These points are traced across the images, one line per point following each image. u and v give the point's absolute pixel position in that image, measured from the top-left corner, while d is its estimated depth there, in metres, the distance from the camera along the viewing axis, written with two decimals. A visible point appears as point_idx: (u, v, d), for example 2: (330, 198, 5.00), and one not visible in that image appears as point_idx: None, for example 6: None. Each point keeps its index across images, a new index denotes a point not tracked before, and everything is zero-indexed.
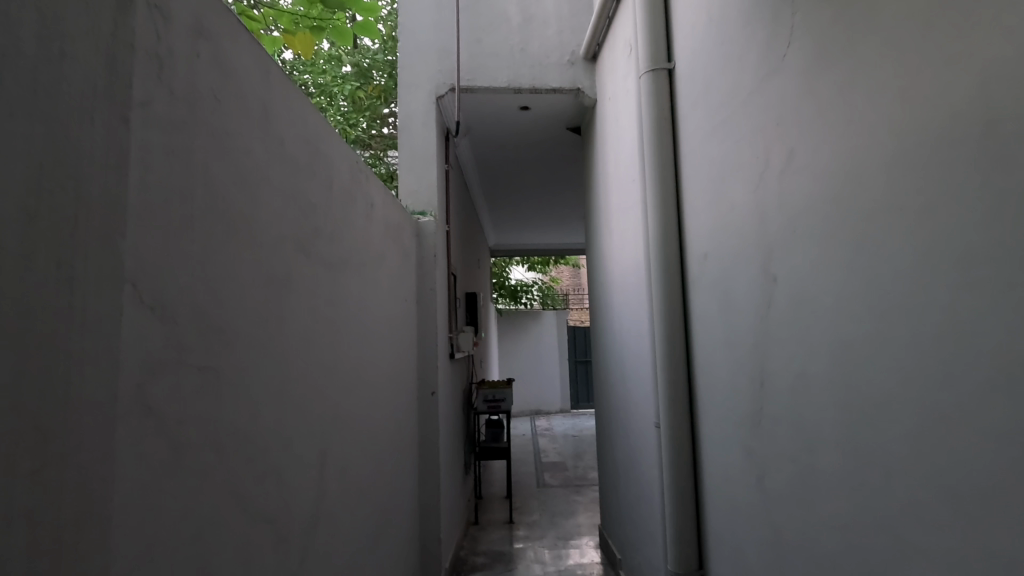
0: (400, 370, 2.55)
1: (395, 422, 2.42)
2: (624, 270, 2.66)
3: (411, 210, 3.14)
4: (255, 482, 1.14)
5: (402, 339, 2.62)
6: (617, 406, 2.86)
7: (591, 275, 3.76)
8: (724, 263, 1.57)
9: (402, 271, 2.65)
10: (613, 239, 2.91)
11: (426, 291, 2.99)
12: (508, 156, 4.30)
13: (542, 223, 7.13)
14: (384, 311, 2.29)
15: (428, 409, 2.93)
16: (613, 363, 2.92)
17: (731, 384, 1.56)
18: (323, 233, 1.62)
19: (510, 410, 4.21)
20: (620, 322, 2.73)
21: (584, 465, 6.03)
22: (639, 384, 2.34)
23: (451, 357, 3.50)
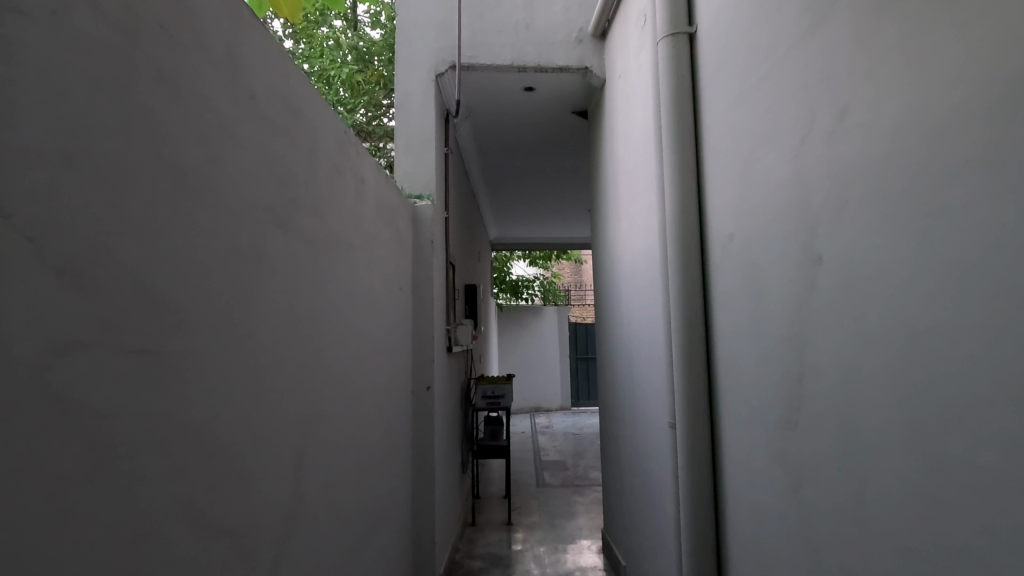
0: (393, 362, 2.39)
1: (387, 419, 2.26)
2: (635, 258, 2.49)
3: (408, 193, 2.97)
4: (213, 484, 0.99)
5: (396, 330, 2.46)
6: (624, 403, 2.69)
7: (597, 267, 3.60)
8: (753, 245, 1.41)
9: (396, 256, 2.49)
10: (622, 226, 2.74)
11: (423, 279, 2.82)
12: (510, 141, 4.12)
13: (545, 215, 6.95)
14: (376, 297, 2.12)
15: (423, 405, 2.77)
16: (621, 358, 2.76)
17: (758, 379, 1.40)
18: (306, 205, 1.45)
19: (510, 406, 4.05)
20: (629, 315, 2.56)
21: (584, 465, 5.88)
22: (650, 379, 2.18)
23: (448, 351, 3.33)
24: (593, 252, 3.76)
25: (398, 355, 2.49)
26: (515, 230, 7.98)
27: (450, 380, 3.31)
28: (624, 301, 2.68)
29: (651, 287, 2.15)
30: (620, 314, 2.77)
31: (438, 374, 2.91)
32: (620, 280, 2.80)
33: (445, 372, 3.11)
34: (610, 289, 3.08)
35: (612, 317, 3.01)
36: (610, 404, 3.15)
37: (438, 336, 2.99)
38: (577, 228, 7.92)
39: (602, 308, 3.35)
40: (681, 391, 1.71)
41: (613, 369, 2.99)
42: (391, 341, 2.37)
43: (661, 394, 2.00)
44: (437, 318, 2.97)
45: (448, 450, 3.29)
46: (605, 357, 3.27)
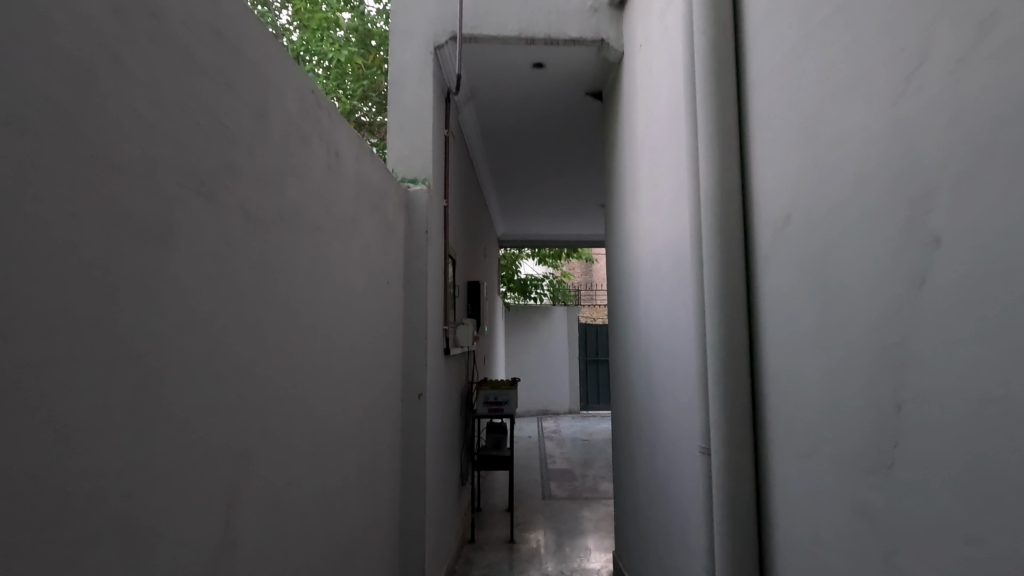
0: (376, 367, 2.09)
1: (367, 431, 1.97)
2: (657, 251, 2.16)
3: (401, 177, 2.67)
4: (73, 542, 0.70)
5: (381, 330, 2.16)
6: (643, 417, 2.37)
7: (612, 264, 3.28)
8: (821, 229, 1.09)
9: (383, 246, 2.19)
10: (642, 216, 2.42)
11: (414, 274, 2.51)
12: (518, 126, 3.81)
13: (555, 211, 6.63)
14: (353, 291, 1.83)
15: (414, 415, 2.47)
16: (640, 365, 2.44)
17: (826, 403, 1.08)
18: (252, 173, 1.16)
19: (515, 414, 3.75)
20: (651, 318, 2.24)
21: (593, 475, 5.55)
22: (676, 393, 1.86)
23: (446, 352, 3.02)
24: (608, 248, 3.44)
25: (383, 358, 2.19)
26: (524, 226, 7.67)
27: (447, 387, 3.02)
28: (644, 302, 2.36)
29: (679, 285, 1.82)
30: (640, 317, 2.45)
31: (432, 380, 2.62)
32: (639, 278, 2.48)
33: (441, 378, 2.81)
34: (627, 287, 2.77)
35: (629, 319, 2.70)
36: (624, 416, 2.84)
37: (434, 337, 2.69)
38: (589, 225, 7.59)
39: (617, 308, 3.04)
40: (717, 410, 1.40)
41: (629, 376, 2.68)
42: (374, 342, 2.08)
43: (690, 412, 1.68)
44: (433, 318, 2.67)
45: (444, 463, 2.99)
46: (619, 363, 2.96)
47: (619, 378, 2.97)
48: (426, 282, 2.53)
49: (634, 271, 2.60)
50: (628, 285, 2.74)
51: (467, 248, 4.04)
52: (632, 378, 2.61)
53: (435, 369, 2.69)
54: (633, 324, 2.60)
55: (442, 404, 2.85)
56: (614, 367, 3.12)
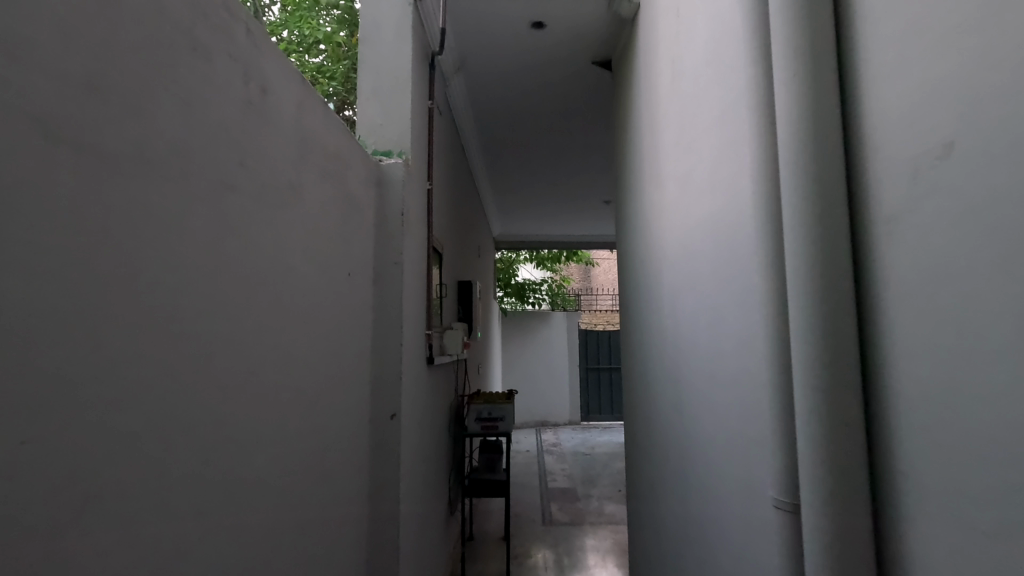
0: (328, 380, 1.65)
1: (311, 463, 1.52)
2: (691, 233, 1.71)
3: (373, 150, 2.22)
4: None
5: (338, 333, 1.71)
6: (669, 440, 1.94)
7: (624, 258, 2.84)
8: (1008, 155, 0.65)
9: (343, 227, 1.75)
10: (666, 195, 2.00)
11: (387, 265, 2.07)
12: (512, 101, 3.38)
13: (555, 209, 6.19)
14: (291, 282, 1.38)
15: (386, 440, 2.01)
16: (664, 377, 2.00)
17: (1010, 440, 0.65)
18: (76, 76, 0.73)
19: (511, 432, 3.28)
20: (681, 319, 1.81)
21: (598, 496, 5.07)
22: (724, 416, 1.42)
23: (430, 361, 2.57)
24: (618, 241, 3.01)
25: (340, 368, 1.74)
26: (521, 226, 7.22)
27: (429, 401, 2.57)
28: (670, 298, 1.93)
29: (728, 272, 1.39)
30: (664, 318, 2.02)
31: (410, 394, 2.17)
32: (662, 270, 2.05)
33: (421, 392, 2.36)
34: (644, 284, 2.34)
35: (647, 321, 2.27)
36: (641, 436, 2.40)
37: (414, 343, 2.25)
38: (589, 225, 7.14)
39: (631, 310, 2.60)
40: (805, 444, 0.95)
41: (648, 390, 2.25)
42: (327, 348, 1.63)
43: (751, 443, 1.24)
44: (413, 319, 2.22)
45: (426, 492, 2.54)
46: (634, 374, 2.52)
47: (634, 392, 2.53)
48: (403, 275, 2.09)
49: (654, 264, 2.18)
50: (645, 281, 2.32)
51: (458, 245, 3.65)
52: (652, 393, 2.18)
53: (415, 381, 2.24)
54: (653, 327, 2.17)
55: (422, 422, 2.40)
56: (627, 378, 2.69)
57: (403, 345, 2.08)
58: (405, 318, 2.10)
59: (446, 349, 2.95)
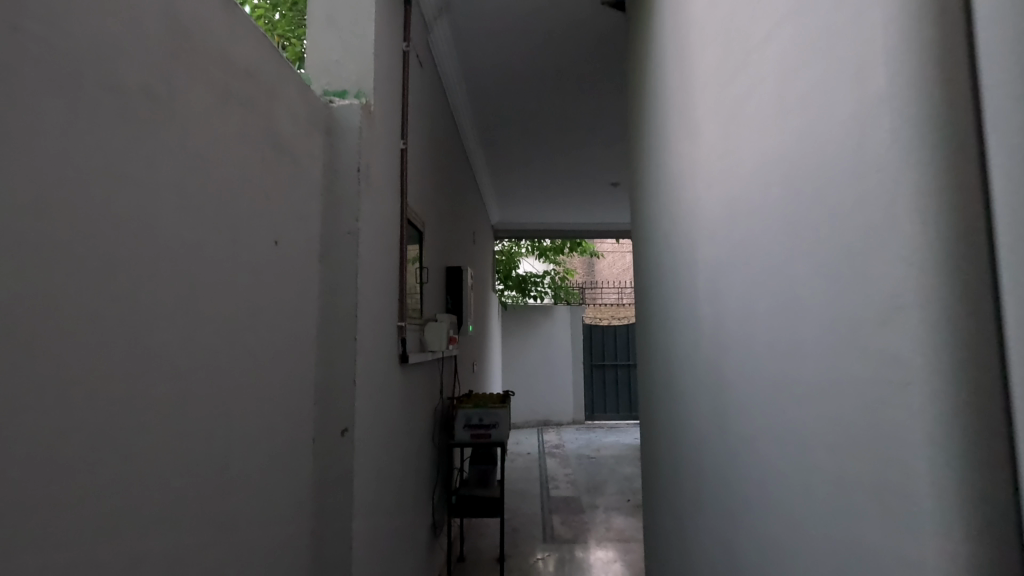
0: (242, 382, 1.21)
1: (211, 500, 1.09)
2: (744, 184, 1.25)
3: (324, 92, 1.75)
4: None
5: (258, 320, 1.27)
6: (707, 461, 1.48)
7: (640, 235, 2.38)
8: None
9: (267, 179, 1.31)
10: (701, 143, 1.54)
11: (337, 234, 1.61)
12: (506, 56, 2.91)
13: (557, 192, 5.71)
14: (158, 242, 0.94)
15: (334, 461, 1.55)
16: (698, 378, 1.55)
17: None
18: None
19: (504, 439, 2.88)
20: (727, 303, 1.35)
21: (604, 508, 4.59)
22: (809, 446, 0.96)
23: (404, 360, 2.11)
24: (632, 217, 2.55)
25: (264, 366, 1.30)
26: (520, 213, 6.74)
27: (402, 406, 2.11)
28: (709, 276, 1.47)
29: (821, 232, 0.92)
30: (697, 302, 1.56)
31: (372, 399, 1.73)
32: (694, 242, 1.59)
33: (389, 396, 1.92)
34: (667, 262, 1.89)
35: (671, 308, 1.82)
36: (664, 451, 1.95)
37: (379, 335, 1.80)
38: (594, 211, 6.65)
39: (650, 294, 2.15)
40: None
41: (674, 393, 1.80)
42: (237, 339, 1.19)
43: (869, 490, 0.79)
44: (376, 305, 1.77)
45: (399, 517, 2.10)
46: (654, 373, 2.07)
47: (654, 396, 2.08)
48: (361, 248, 1.64)
49: (681, 237, 1.72)
50: (668, 258, 1.86)
51: (445, 228, 3.19)
52: (680, 398, 1.73)
53: (379, 383, 1.79)
54: (680, 314, 1.72)
55: (391, 433, 1.96)
56: (645, 378, 2.24)
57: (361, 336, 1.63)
58: (365, 303, 1.66)
59: (427, 345, 2.50)
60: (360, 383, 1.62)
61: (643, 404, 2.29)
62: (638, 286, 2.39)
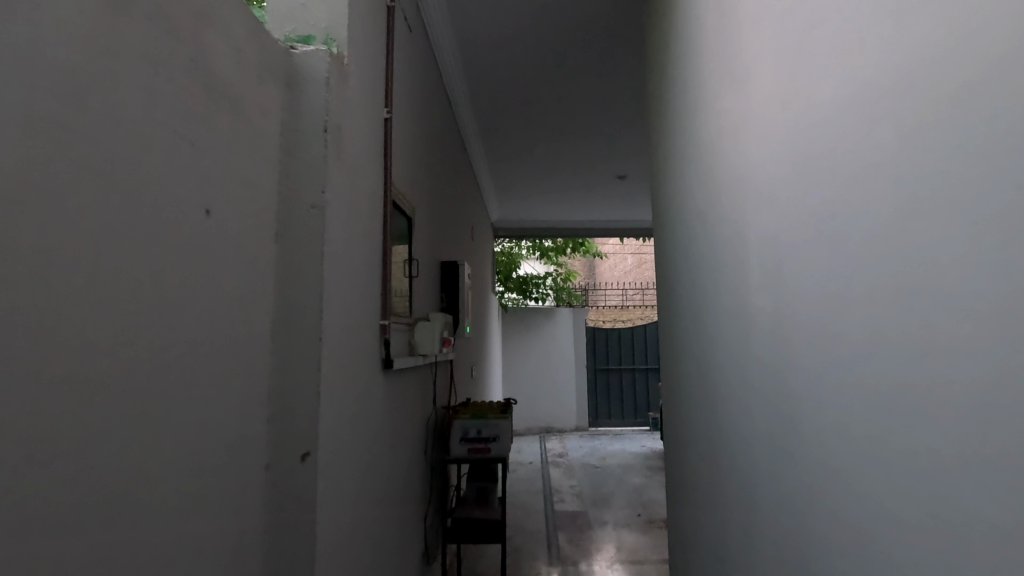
0: (166, 396, 0.90)
1: (113, 557, 0.78)
2: (813, 135, 0.95)
3: (286, 39, 1.45)
4: None
5: (187, 314, 0.97)
6: (771, 488, 1.17)
7: (662, 218, 2.08)
8: None
9: (196, 131, 1.01)
10: (750, 95, 1.24)
11: (299, 209, 1.30)
12: (506, 25, 2.61)
13: (559, 187, 5.41)
14: (11, 191, 0.64)
15: (296, 489, 1.24)
16: (756, 384, 1.24)
17: None
18: None
19: (506, 454, 2.57)
20: (796, 287, 1.03)
21: (613, 523, 4.27)
22: (936, 490, 0.65)
23: (388, 365, 1.80)
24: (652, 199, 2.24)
25: (199, 374, 1.00)
26: (520, 210, 6.44)
27: (386, 418, 1.81)
28: (769, 255, 1.16)
29: (950, 162, 0.61)
30: (751, 289, 1.25)
31: (346, 411, 1.42)
32: (744, 215, 1.28)
33: (370, 406, 1.62)
34: (702, 245, 1.58)
35: (712, 299, 1.50)
36: (705, 469, 1.65)
37: (356, 334, 1.49)
38: (597, 208, 6.36)
39: (679, 286, 1.84)
40: None
41: (719, 401, 1.49)
42: (155, 338, 0.88)
43: None
44: (350, 297, 1.46)
45: (383, 549, 1.79)
46: (688, 376, 1.77)
47: (689, 403, 1.77)
48: (329, 227, 1.33)
49: (723, 212, 1.41)
50: (705, 241, 1.55)
51: (439, 219, 2.88)
52: (728, 407, 1.42)
53: (355, 391, 1.49)
54: (725, 306, 1.41)
55: (372, 451, 1.65)
56: (676, 383, 1.93)
57: (331, 335, 1.32)
58: (335, 294, 1.35)
59: (417, 348, 2.19)
60: (330, 393, 1.31)
61: (672, 413, 1.98)
62: (663, 277, 2.08)
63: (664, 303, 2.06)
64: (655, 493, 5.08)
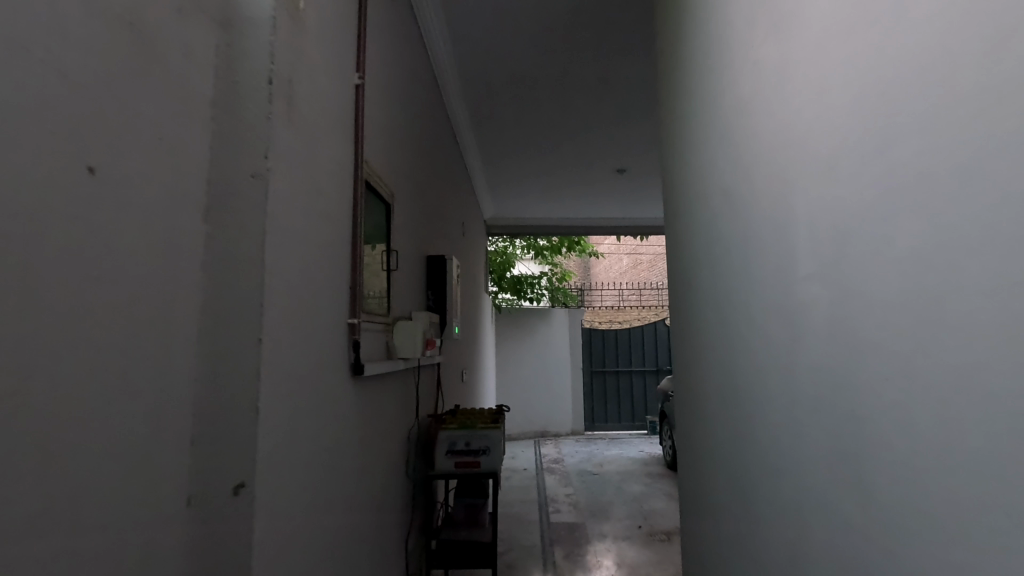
0: (17, 417, 0.65)
1: None
2: (902, 68, 0.71)
3: None
4: None
5: (60, 305, 0.71)
6: (829, 527, 0.93)
7: (675, 204, 1.84)
8: None
9: (90, 59, 0.76)
10: (795, 38, 1.00)
11: (237, 177, 1.05)
12: None
13: (555, 181, 5.16)
14: None
15: (226, 528, 0.98)
16: (806, 392, 1.00)
17: None
18: None
19: (497, 469, 2.32)
20: (871, 263, 0.80)
21: (612, 537, 4.01)
22: None
23: (356, 371, 1.54)
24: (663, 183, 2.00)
25: (84, 387, 0.74)
26: (515, 206, 6.19)
27: (357, 432, 1.56)
28: (825, 225, 0.92)
29: None
30: (799, 270, 1.01)
31: (301, 427, 1.18)
32: (787, 180, 1.05)
33: (334, 420, 1.37)
34: (730, 224, 1.34)
35: (743, 288, 1.27)
36: (729, 493, 1.42)
37: (313, 334, 1.24)
38: (595, 204, 6.12)
39: (697, 278, 1.60)
40: None
41: (750, 415, 1.26)
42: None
43: None
44: (307, 291, 1.21)
45: None
46: (709, 383, 1.53)
47: (710, 415, 1.54)
48: (277, 204, 1.09)
49: (757, 180, 1.18)
50: (733, 218, 1.32)
51: (424, 210, 2.64)
52: (764, 420, 1.18)
53: (313, 403, 1.24)
54: (760, 295, 1.17)
55: (337, 473, 1.40)
56: (692, 391, 1.69)
57: (278, 336, 1.08)
58: (283, 286, 1.11)
59: (394, 351, 1.93)
60: (276, 408, 1.06)
61: (688, 427, 1.73)
62: (676, 271, 1.84)
63: (679, 300, 1.82)
64: (654, 502, 4.84)
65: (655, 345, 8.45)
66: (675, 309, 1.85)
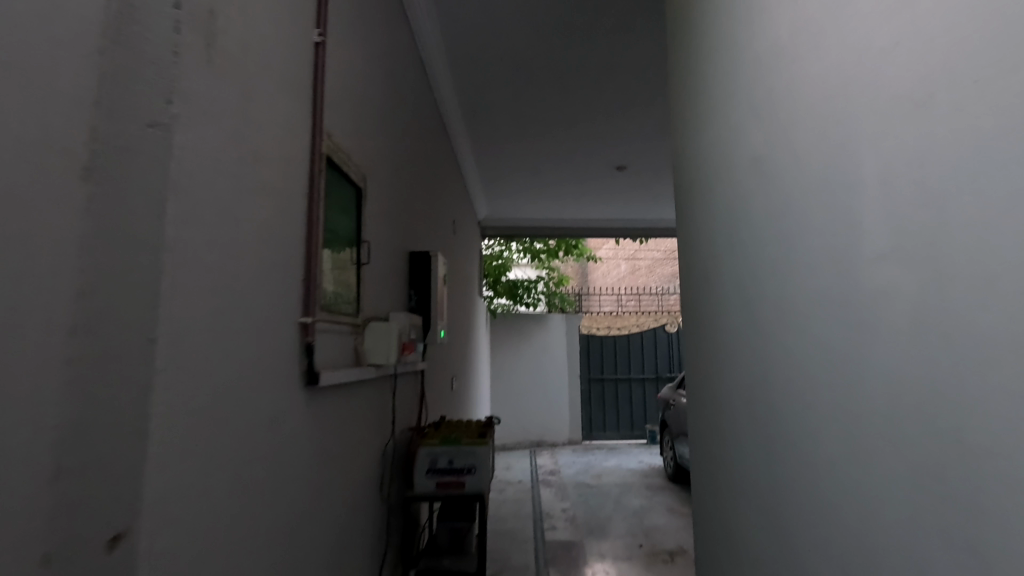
0: None
1: None
2: None
3: None
4: None
5: None
6: None
7: (688, 186, 1.61)
8: None
9: None
10: None
11: (130, 128, 0.79)
12: None
13: (552, 180, 4.93)
14: None
15: None
16: (877, 402, 0.77)
17: None
18: None
19: (484, 490, 2.06)
20: (1002, 221, 0.56)
21: (611, 557, 3.74)
22: None
23: (308, 381, 1.30)
24: (673, 165, 1.77)
25: None
26: (511, 207, 5.97)
27: (312, 447, 1.32)
28: (913, 178, 0.69)
29: None
30: (867, 243, 0.77)
31: (227, 442, 0.94)
32: (849, 129, 0.81)
33: (277, 434, 1.13)
34: (761, 198, 1.10)
35: (782, 275, 1.03)
36: (758, 525, 1.17)
37: (247, 328, 1.01)
38: (593, 205, 5.89)
39: (715, 269, 1.37)
40: None
41: (789, 430, 1.02)
42: None
43: None
44: (237, 274, 0.98)
45: None
46: (732, 392, 1.29)
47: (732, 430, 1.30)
48: (194, 160, 0.86)
49: (802, 137, 0.94)
50: (766, 189, 1.08)
51: (407, 201, 2.40)
52: (811, 438, 0.94)
53: (246, 413, 1.00)
54: (807, 282, 0.94)
55: (283, 498, 1.16)
56: (708, 401, 1.46)
57: (192, 326, 0.84)
58: (201, 264, 0.87)
59: (361, 357, 1.69)
60: (186, 419, 0.83)
61: (707, 445, 1.48)
62: (688, 263, 1.61)
63: (692, 297, 1.59)
64: (656, 517, 4.58)
65: (655, 352, 8.21)
66: (687, 308, 1.62)
